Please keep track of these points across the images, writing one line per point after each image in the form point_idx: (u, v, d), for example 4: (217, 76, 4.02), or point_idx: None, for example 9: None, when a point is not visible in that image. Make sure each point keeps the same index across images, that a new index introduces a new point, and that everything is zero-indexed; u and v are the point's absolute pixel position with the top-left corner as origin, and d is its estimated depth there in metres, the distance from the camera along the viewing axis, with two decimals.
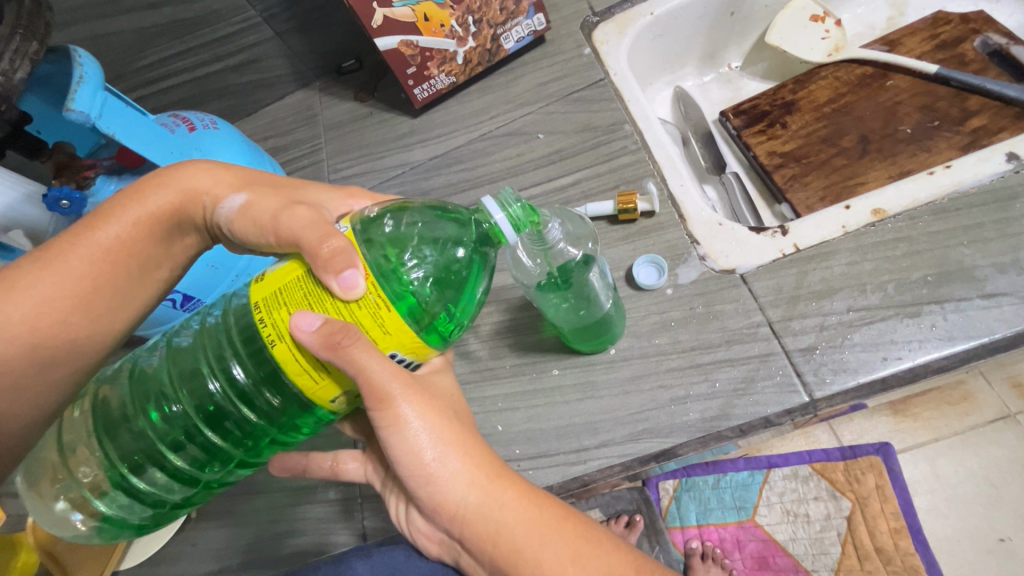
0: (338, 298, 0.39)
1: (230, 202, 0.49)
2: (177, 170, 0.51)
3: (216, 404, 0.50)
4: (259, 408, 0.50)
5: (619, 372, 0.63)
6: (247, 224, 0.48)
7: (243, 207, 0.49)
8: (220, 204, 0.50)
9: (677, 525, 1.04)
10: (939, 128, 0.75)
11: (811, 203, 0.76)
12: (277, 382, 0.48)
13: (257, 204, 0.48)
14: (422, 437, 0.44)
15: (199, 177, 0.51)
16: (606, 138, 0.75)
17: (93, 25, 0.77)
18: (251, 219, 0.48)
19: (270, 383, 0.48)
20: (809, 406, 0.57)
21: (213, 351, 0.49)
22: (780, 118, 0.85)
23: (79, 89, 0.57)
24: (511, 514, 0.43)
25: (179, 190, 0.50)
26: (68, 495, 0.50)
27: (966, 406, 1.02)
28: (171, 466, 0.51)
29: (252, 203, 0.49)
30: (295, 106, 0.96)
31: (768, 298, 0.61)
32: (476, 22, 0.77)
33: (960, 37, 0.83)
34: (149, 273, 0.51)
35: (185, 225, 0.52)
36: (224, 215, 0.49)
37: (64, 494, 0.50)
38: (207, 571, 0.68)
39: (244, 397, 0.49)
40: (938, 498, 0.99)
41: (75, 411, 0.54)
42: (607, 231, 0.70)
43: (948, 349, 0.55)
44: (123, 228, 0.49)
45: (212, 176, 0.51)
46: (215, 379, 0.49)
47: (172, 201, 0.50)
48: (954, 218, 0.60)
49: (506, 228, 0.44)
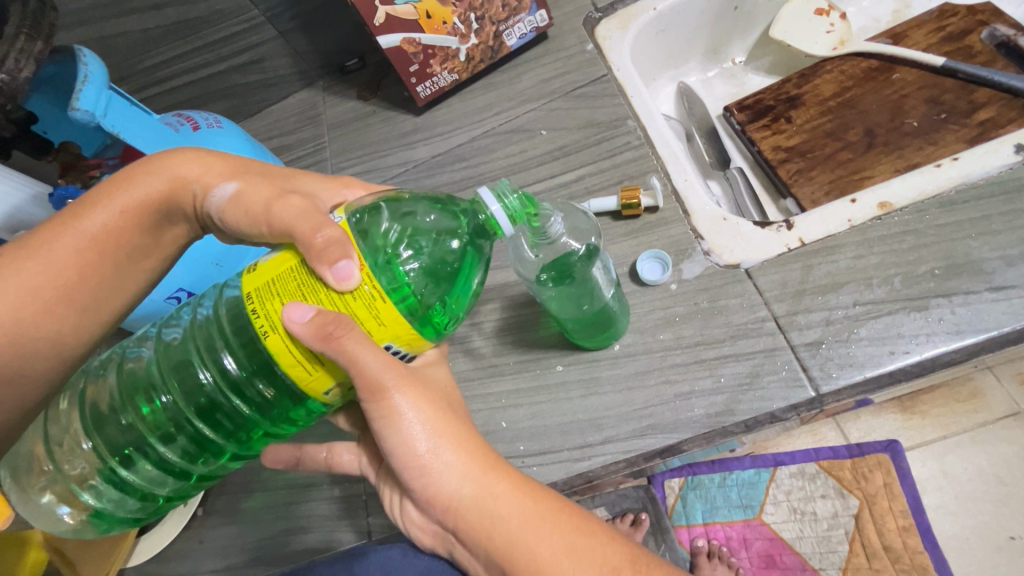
0: (332, 289, 0.39)
1: (221, 191, 0.49)
2: (166, 157, 0.51)
3: (205, 395, 0.50)
4: (250, 399, 0.50)
5: (623, 368, 0.62)
6: (238, 213, 0.48)
7: (234, 196, 0.49)
8: (211, 192, 0.50)
9: (683, 524, 1.03)
10: (946, 121, 0.75)
11: (816, 198, 0.76)
12: (268, 372, 0.49)
13: (249, 193, 0.48)
14: (416, 428, 0.44)
15: (189, 164, 0.51)
16: (609, 133, 0.75)
17: (98, 27, 0.77)
18: (243, 208, 0.48)
19: (261, 373, 0.49)
20: (816, 401, 0.56)
21: (203, 341, 0.50)
22: (784, 113, 0.85)
23: (84, 88, 0.57)
24: (506, 507, 0.43)
25: (169, 178, 0.50)
26: (53, 489, 0.51)
27: (975, 403, 1.01)
28: (160, 457, 0.52)
29: (244, 192, 0.49)
30: (299, 105, 0.96)
31: (774, 292, 0.61)
32: (478, 19, 0.77)
33: (968, 29, 0.83)
34: (137, 262, 0.51)
35: (175, 214, 0.52)
36: (215, 204, 0.50)
37: (50, 487, 0.51)
38: (213, 568, 0.69)
39: (235, 388, 0.49)
40: (948, 496, 0.98)
41: (60, 403, 0.53)
42: (611, 227, 0.69)
43: (957, 342, 0.55)
44: (110, 215, 0.49)
45: (203, 164, 0.51)
46: (205, 369, 0.49)
47: (162, 188, 0.50)
48: (961, 211, 0.60)
49: (502, 219, 0.44)
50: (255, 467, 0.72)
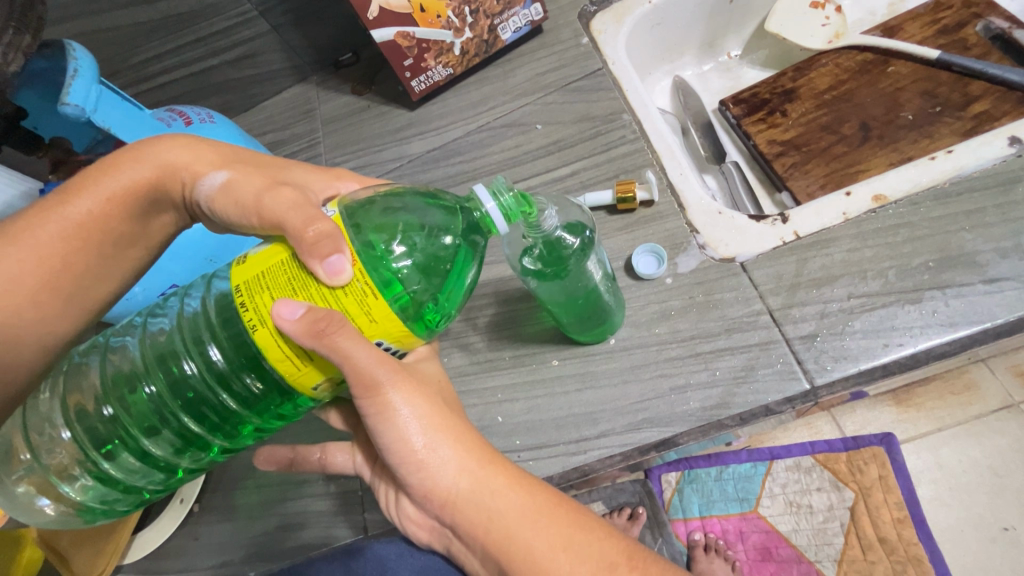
0: (323, 284, 0.39)
1: (212, 179, 0.49)
2: (156, 144, 0.51)
3: (192, 388, 0.50)
4: (236, 393, 0.50)
5: (618, 362, 0.62)
6: (228, 203, 0.48)
7: (225, 185, 0.48)
8: (200, 181, 0.50)
9: (680, 518, 1.03)
10: (941, 114, 0.75)
11: (810, 191, 0.76)
12: (257, 365, 0.49)
13: (239, 184, 0.48)
14: (411, 424, 0.44)
15: (178, 153, 0.51)
16: (604, 127, 0.75)
17: (88, 21, 0.76)
18: (233, 197, 0.48)
19: (249, 367, 0.49)
20: (810, 393, 0.56)
21: (190, 333, 0.50)
22: (779, 106, 0.84)
23: (74, 82, 0.57)
24: (503, 501, 0.43)
25: (157, 165, 0.50)
26: (32, 479, 0.50)
27: (969, 396, 1.02)
28: (143, 450, 0.51)
29: (235, 182, 0.48)
30: (293, 100, 0.96)
31: (769, 286, 0.61)
32: (473, 12, 0.77)
33: (962, 22, 0.83)
34: (123, 250, 0.51)
35: (163, 203, 0.52)
36: (205, 193, 0.49)
37: (29, 477, 0.50)
38: (210, 564, 0.69)
39: (221, 381, 0.50)
40: (942, 487, 0.99)
41: (42, 392, 0.53)
42: (607, 222, 0.69)
43: (950, 335, 0.55)
44: (96, 202, 0.49)
45: (192, 151, 0.51)
46: (191, 360, 0.50)
47: (150, 176, 0.50)
48: (955, 203, 0.60)
49: (497, 217, 0.45)
50: (250, 462, 0.72)
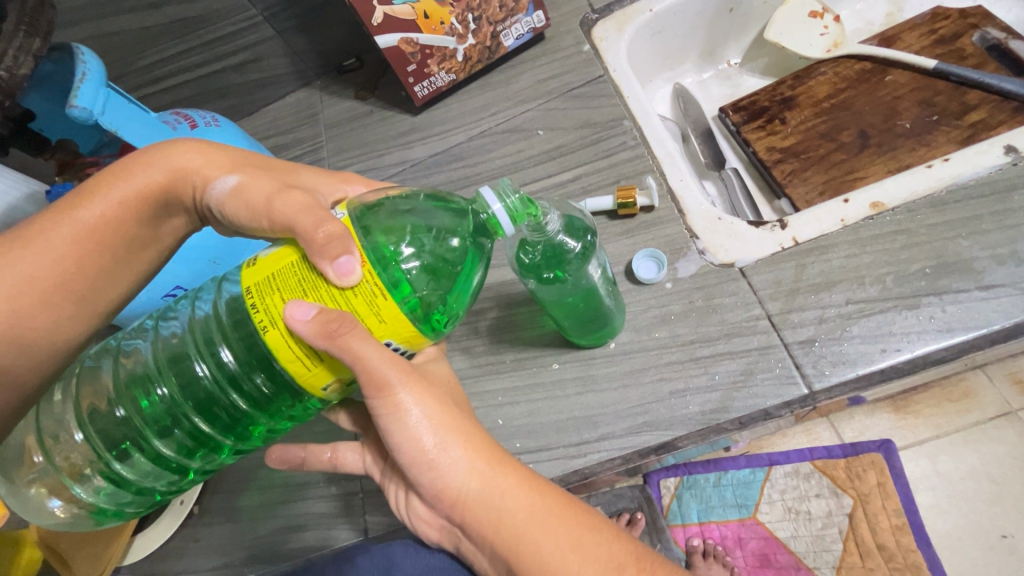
0: (333, 285, 0.40)
1: (222, 183, 0.50)
2: (167, 148, 0.52)
3: (203, 389, 0.51)
4: (247, 394, 0.50)
5: (619, 366, 0.63)
6: (238, 206, 0.48)
7: (235, 188, 0.49)
8: (211, 184, 0.50)
9: (678, 524, 1.04)
10: (938, 123, 0.76)
11: (809, 199, 0.76)
12: (267, 365, 0.49)
13: (249, 186, 0.49)
14: (421, 424, 0.44)
15: (189, 156, 0.51)
16: (605, 134, 0.76)
17: (95, 26, 0.77)
18: (242, 200, 0.48)
19: (259, 367, 0.49)
20: (809, 398, 0.57)
21: (201, 335, 0.50)
22: (778, 114, 0.85)
23: (82, 85, 0.58)
24: (514, 501, 0.43)
25: (168, 168, 0.51)
26: (44, 481, 0.51)
27: (967, 403, 1.02)
28: (154, 451, 0.52)
29: (245, 184, 0.49)
30: (296, 105, 0.96)
31: (768, 291, 0.62)
32: (476, 20, 0.78)
33: (958, 32, 0.84)
34: (135, 253, 0.51)
35: (173, 205, 0.52)
36: (215, 196, 0.50)
37: (41, 479, 0.51)
38: (210, 566, 0.69)
39: (232, 382, 0.50)
40: (940, 495, 0.99)
41: (54, 395, 0.53)
42: (607, 227, 0.70)
43: (947, 340, 0.55)
44: (108, 205, 0.49)
45: (203, 155, 0.52)
46: (202, 362, 0.50)
47: (161, 179, 0.50)
48: (952, 210, 0.61)
49: (503, 218, 0.46)
50: (252, 463, 0.72)
